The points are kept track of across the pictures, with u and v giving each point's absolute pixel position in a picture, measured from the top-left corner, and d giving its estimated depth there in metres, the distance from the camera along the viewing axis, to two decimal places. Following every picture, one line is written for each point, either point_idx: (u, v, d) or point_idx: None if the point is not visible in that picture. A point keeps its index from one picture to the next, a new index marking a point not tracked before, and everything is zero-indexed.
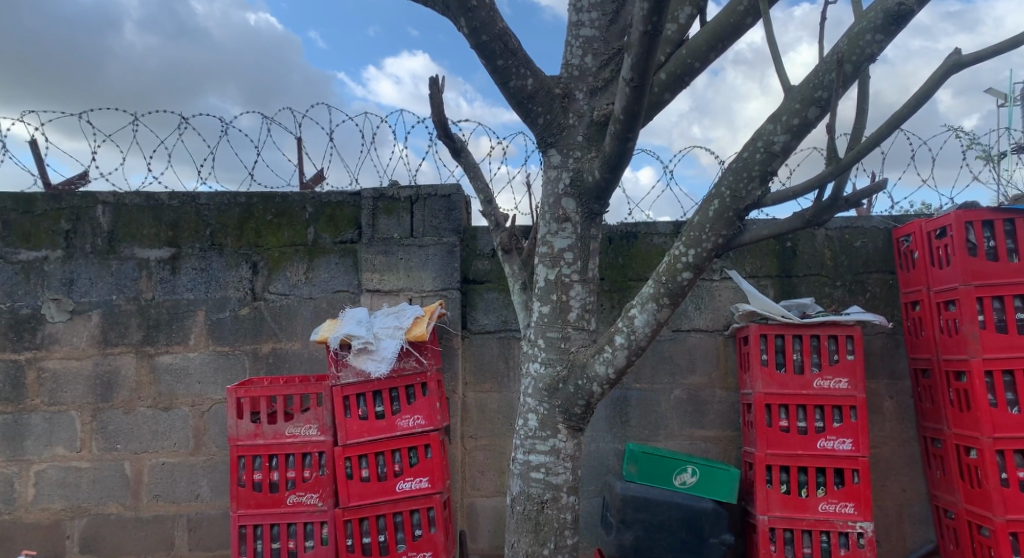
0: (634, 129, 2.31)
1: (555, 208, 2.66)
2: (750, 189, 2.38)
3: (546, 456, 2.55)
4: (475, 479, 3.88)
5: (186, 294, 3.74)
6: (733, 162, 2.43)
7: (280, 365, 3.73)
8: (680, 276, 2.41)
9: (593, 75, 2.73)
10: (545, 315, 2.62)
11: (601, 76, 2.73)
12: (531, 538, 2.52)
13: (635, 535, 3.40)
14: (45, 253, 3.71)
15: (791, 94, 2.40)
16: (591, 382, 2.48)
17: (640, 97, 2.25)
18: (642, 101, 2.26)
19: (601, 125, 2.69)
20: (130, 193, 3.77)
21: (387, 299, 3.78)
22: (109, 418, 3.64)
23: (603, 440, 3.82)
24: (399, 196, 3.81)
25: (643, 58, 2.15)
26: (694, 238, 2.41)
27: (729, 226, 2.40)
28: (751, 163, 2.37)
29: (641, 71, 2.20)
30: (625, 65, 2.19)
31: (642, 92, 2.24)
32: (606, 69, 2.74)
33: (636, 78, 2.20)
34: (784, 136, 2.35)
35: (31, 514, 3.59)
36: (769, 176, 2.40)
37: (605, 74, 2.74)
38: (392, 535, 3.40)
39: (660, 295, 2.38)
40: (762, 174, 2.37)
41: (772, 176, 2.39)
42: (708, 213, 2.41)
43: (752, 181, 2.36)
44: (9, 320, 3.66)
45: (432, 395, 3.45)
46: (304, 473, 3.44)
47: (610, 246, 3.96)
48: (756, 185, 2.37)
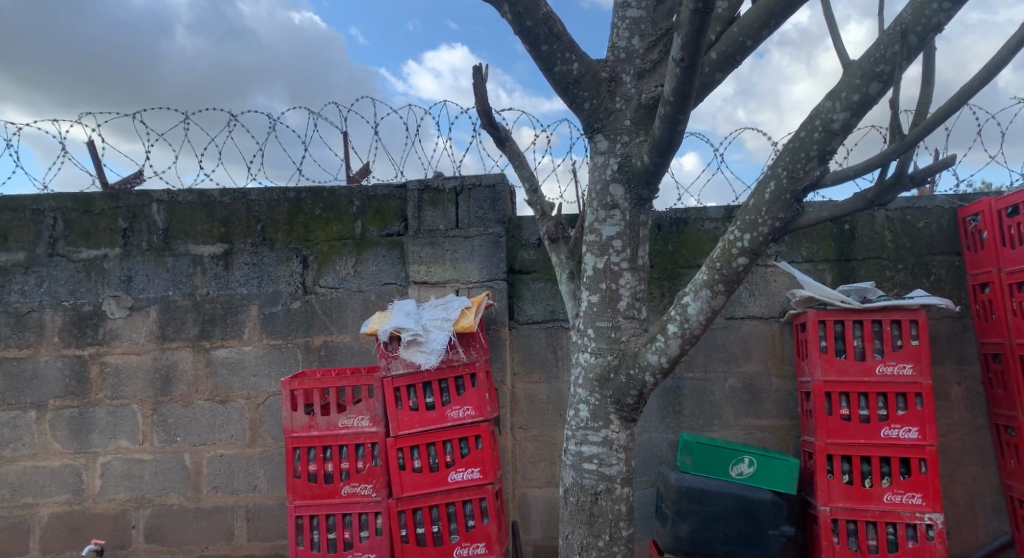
0: (685, 111, 2.26)
1: (603, 195, 2.61)
2: (808, 169, 2.30)
3: (599, 447, 2.52)
4: (526, 470, 3.85)
5: (240, 289, 3.80)
6: (789, 142, 2.35)
7: (332, 358, 3.77)
8: (735, 261, 2.34)
9: (641, 57, 2.68)
10: (594, 304, 2.58)
11: (649, 58, 2.68)
12: (585, 530, 2.51)
13: (692, 526, 3.33)
14: (104, 251, 3.81)
15: (850, 69, 2.31)
16: (643, 371, 2.42)
17: (690, 78, 2.19)
18: (693, 81, 2.20)
19: (649, 108, 2.63)
20: (183, 190, 3.84)
21: (434, 291, 3.78)
22: (168, 412, 3.72)
23: (656, 430, 3.75)
24: (443, 187, 3.80)
25: (693, 36, 2.10)
26: (750, 222, 2.34)
27: (786, 209, 2.33)
28: (809, 142, 2.28)
29: (692, 51, 2.14)
30: (675, 44, 2.14)
31: (693, 73, 2.18)
32: (655, 50, 2.68)
33: (687, 58, 2.14)
34: (843, 114, 2.26)
35: (99, 505, 3.68)
36: (828, 156, 2.31)
37: (653, 56, 2.68)
38: (445, 526, 3.41)
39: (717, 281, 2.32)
40: (821, 154, 2.29)
41: (832, 155, 2.30)
42: (764, 196, 2.34)
43: (811, 160, 2.27)
44: (73, 317, 3.75)
45: (481, 386, 3.44)
46: (358, 464, 3.47)
47: (659, 233, 3.87)
48: (815, 165, 2.29)
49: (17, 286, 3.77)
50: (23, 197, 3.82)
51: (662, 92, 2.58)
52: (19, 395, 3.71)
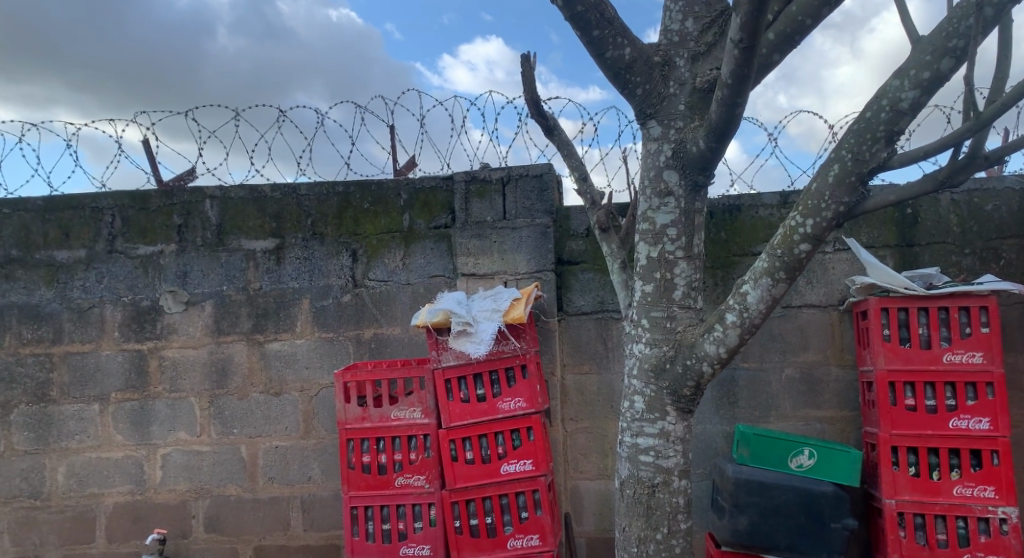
0: (744, 93, 2.20)
1: (656, 182, 2.56)
2: (874, 150, 2.19)
3: (655, 439, 2.47)
4: (577, 462, 3.80)
5: (292, 283, 3.84)
6: (854, 123, 2.24)
7: (382, 350, 3.79)
8: (798, 248, 2.26)
9: (695, 40, 2.61)
10: (648, 294, 2.53)
11: (703, 41, 2.60)
12: (643, 522, 2.47)
13: (750, 519, 3.25)
14: (160, 247, 3.88)
15: (920, 45, 2.20)
16: (701, 362, 2.36)
17: (749, 59, 2.13)
18: (752, 63, 2.14)
19: (705, 92, 2.56)
20: (235, 187, 3.89)
21: (482, 282, 3.76)
22: (225, 404, 3.78)
23: (710, 422, 3.69)
24: (490, 178, 3.78)
25: (753, 15, 2.03)
26: (812, 207, 2.24)
27: (851, 192, 2.23)
28: (875, 123, 2.17)
29: (751, 31, 2.07)
30: (733, 25, 2.08)
31: (753, 53, 2.12)
32: (709, 32, 2.61)
33: (746, 39, 2.08)
34: (912, 93, 2.14)
35: (160, 495, 3.76)
36: (896, 137, 2.20)
37: (707, 38, 2.60)
38: (498, 517, 3.40)
39: (780, 267, 2.24)
40: (888, 135, 2.18)
41: (900, 136, 2.19)
42: (827, 179, 2.24)
43: (878, 142, 2.17)
44: (132, 312, 3.83)
45: (531, 377, 3.41)
46: (410, 455, 3.48)
47: (711, 221, 3.79)
48: (882, 146, 2.19)
49: (79, 282, 3.86)
50: (82, 196, 3.90)
51: (719, 74, 2.51)
52: (83, 389, 3.80)
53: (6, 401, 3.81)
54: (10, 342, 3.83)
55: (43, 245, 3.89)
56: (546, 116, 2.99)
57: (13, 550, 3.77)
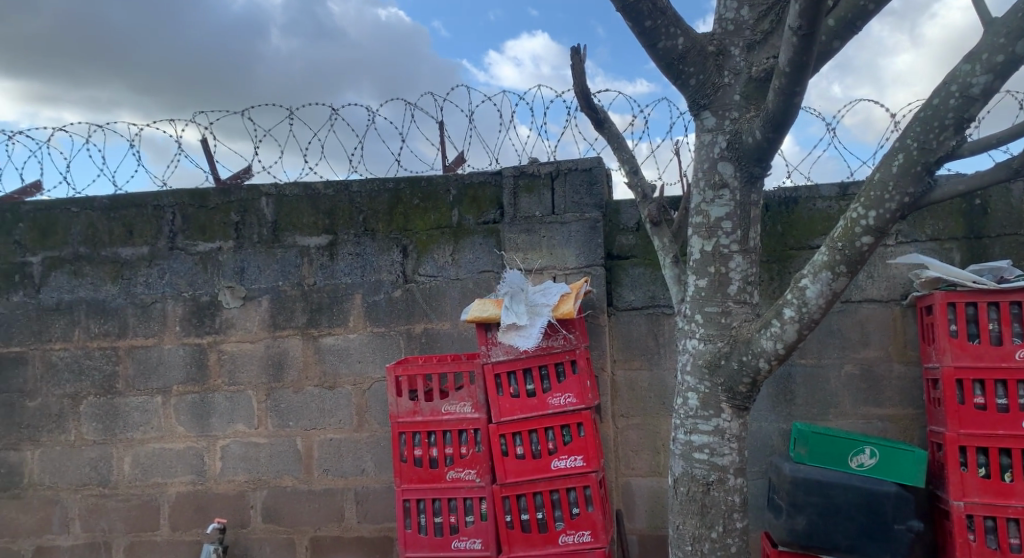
0: (802, 82, 2.14)
1: (710, 174, 2.51)
2: (942, 138, 2.09)
3: (710, 436, 2.42)
4: (629, 459, 3.76)
5: (344, 278, 3.90)
6: (920, 110, 2.14)
7: (432, 345, 3.82)
8: (859, 240, 2.16)
9: (751, 29, 2.54)
10: (702, 289, 2.48)
11: (759, 29, 2.54)
12: (697, 520, 2.43)
13: (809, 519, 3.16)
14: (219, 244, 3.98)
15: (993, 27, 2.08)
16: (757, 358, 2.29)
17: (808, 46, 2.07)
18: (812, 50, 2.08)
19: (761, 82, 2.49)
20: (290, 184, 3.97)
21: (531, 277, 3.75)
22: (281, 397, 3.86)
23: (765, 419, 3.61)
24: (539, 173, 3.77)
25: (813, 1, 1.97)
26: (875, 198, 2.14)
27: (917, 182, 2.13)
28: (942, 110, 2.08)
29: (810, 18, 2.01)
30: (791, 12, 2.02)
31: (812, 40, 2.05)
32: (765, 20, 2.54)
33: (805, 26, 2.02)
34: (984, 77, 2.04)
35: (220, 485, 3.87)
36: (966, 124, 2.10)
37: (763, 26, 2.54)
38: (549, 513, 3.38)
39: (841, 260, 2.14)
40: (957, 122, 2.08)
41: (970, 123, 2.09)
42: (891, 168, 2.15)
43: (946, 130, 2.07)
44: (192, 307, 3.95)
45: (582, 373, 3.38)
46: (461, 450, 3.49)
47: (767, 214, 3.71)
48: (950, 134, 2.08)
49: (142, 278, 3.99)
50: (145, 195, 4.03)
51: (776, 63, 2.44)
52: (146, 381, 3.94)
53: (75, 392, 3.96)
54: (79, 336, 3.99)
55: (109, 243, 4.04)
56: (596, 109, 2.97)
57: (83, 535, 3.93)
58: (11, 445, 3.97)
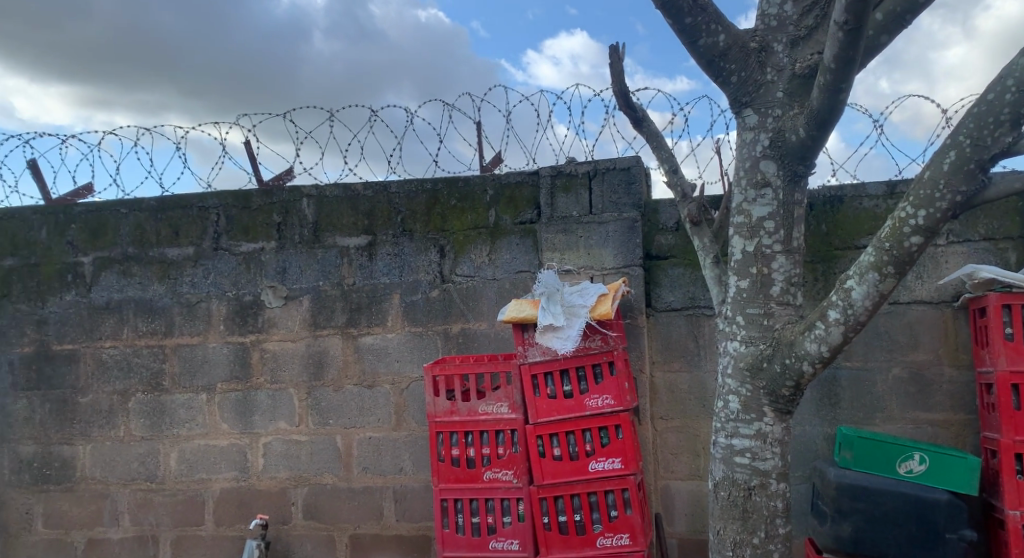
0: (849, 78, 2.08)
1: (752, 172, 2.45)
2: (997, 135, 2.01)
3: (752, 440, 2.37)
4: (668, 461, 3.72)
5: (383, 278, 3.93)
6: (973, 106, 2.06)
7: (469, 345, 3.83)
8: (908, 241, 2.07)
9: (795, 24, 2.49)
10: (744, 290, 2.43)
11: (803, 24, 2.48)
12: (738, 526, 2.38)
13: (855, 526, 3.08)
14: (262, 245, 4.06)
15: None
16: (800, 361, 2.22)
17: (855, 41, 2.01)
18: (858, 44, 2.02)
19: (805, 78, 2.43)
20: (330, 185, 4.03)
21: (569, 277, 3.73)
22: (321, 396, 3.92)
23: (809, 423, 3.52)
24: (577, 172, 3.75)
25: None
26: (925, 197, 2.06)
27: (970, 180, 2.04)
28: (998, 106, 1.99)
29: (857, 12, 1.95)
30: (837, 6, 1.96)
31: (859, 35, 1.99)
32: (809, 15, 2.48)
33: (852, 20, 1.96)
34: None
35: (262, 482, 3.94)
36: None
37: (807, 22, 2.48)
38: (587, 515, 3.36)
39: (889, 261, 2.05)
40: (1013, 118, 1.99)
41: None
42: (942, 166, 2.06)
43: (1001, 126, 1.98)
44: (236, 306, 4.03)
45: (620, 374, 3.35)
46: (498, 450, 3.49)
47: (811, 213, 3.62)
48: (1006, 130, 1.99)
49: (188, 278, 4.09)
50: (190, 196, 4.13)
51: (821, 58, 2.38)
52: (192, 379, 4.03)
53: (124, 389, 4.08)
54: (128, 334, 4.10)
55: (156, 243, 4.15)
56: (635, 108, 2.94)
57: (132, 529, 4.04)
58: (64, 440, 4.11)
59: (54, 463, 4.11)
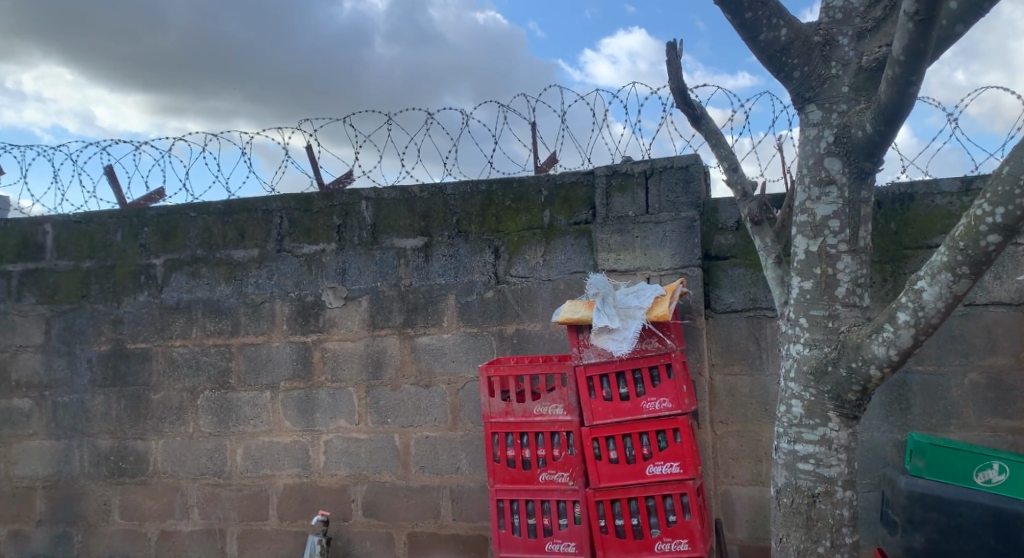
0: (920, 71, 1.99)
1: (816, 170, 2.38)
2: None
3: (816, 446, 2.30)
4: (728, 466, 3.64)
5: (439, 279, 3.97)
6: None
7: (524, 346, 3.83)
8: (984, 240, 1.93)
9: (861, 16, 2.40)
10: (807, 291, 2.36)
11: (871, 16, 2.39)
12: (802, 534, 2.31)
13: (928, 537, 2.95)
14: (322, 246, 4.15)
15: None
16: (868, 364, 2.14)
17: (926, 32, 1.92)
18: (930, 35, 1.93)
19: (873, 72, 2.34)
20: (387, 188, 4.09)
21: (624, 278, 3.70)
22: (380, 395, 3.98)
23: (878, 429, 3.39)
24: (633, 172, 3.71)
25: None
26: (1003, 194, 1.91)
27: None
28: None
29: (929, 1, 1.87)
30: None
31: (931, 25, 1.91)
32: (877, 7, 2.39)
33: (923, 10, 1.87)
34: None
35: (324, 479, 4.03)
36: None
37: (875, 13, 2.39)
38: (645, 519, 3.32)
39: (963, 260, 1.94)
40: None
41: None
42: (1022, 161, 1.92)
43: None
44: (298, 307, 4.14)
45: (677, 377, 3.29)
46: (554, 452, 3.47)
47: (879, 212, 3.49)
48: None
49: (253, 278, 4.22)
50: (255, 200, 4.26)
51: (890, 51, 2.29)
52: (257, 377, 4.16)
53: (193, 386, 4.24)
54: (197, 334, 4.26)
55: (223, 245, 4.29)
56: (693, 106, 2.89)
57: (201, 522, 4.19)
58: (138, 434, 4.29)
59: (129, 457, 4.30)
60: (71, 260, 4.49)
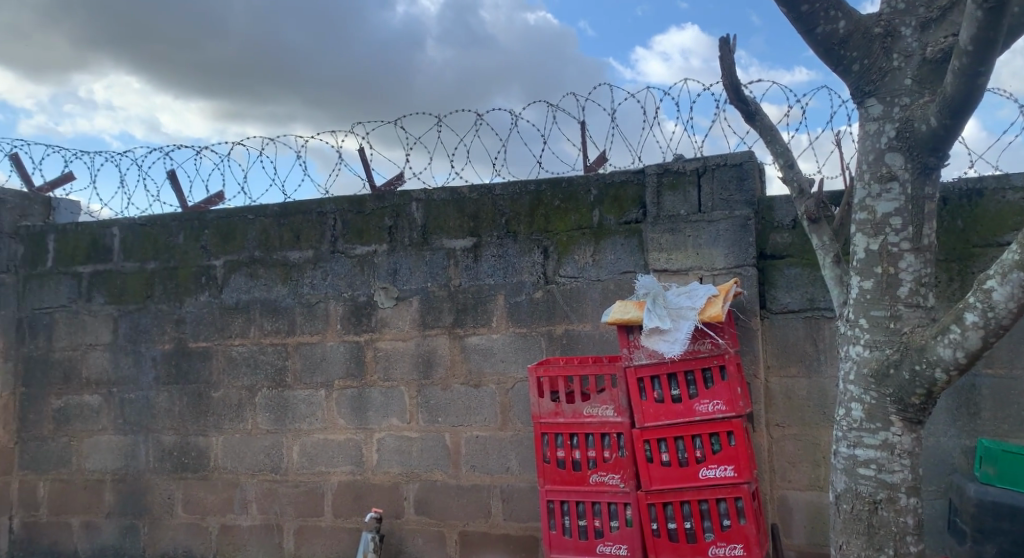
0: (989, 61, 1.91)
1: (876, 166, 2.30)
2: None
3: (877, 451, 2.22)
4: (785, 471, 3.55)
5: (488, 279, 3.99)
6: None
7: (574, 347, 3.81)
8: None
9: (925, 5, 2.31)
10: (868, 291, 2.28)
11: (936, 4, 2.30)
12: (863, 541, 2.24)
13: (1000, 549, 2.82)
14: (374, 247, 4.21)
15: None
16: (932, 368, 2.06)
17: (996, 20, 1.84)
18: (1000, 23, 1.85)
19: (938, 63, 2.25)
20: (437, 189, 4.13)
21: (676, 278, 3.64)
22: (431, 394, 4.02)
23: (944, 434, 3.27)
24: (685, 170, 3.65)
25: None
26: None
27: None
28: None
29: None
30: None
31: (1002, 13, 1.82)
32: None
33: None
34: None
35: (377, 476, 4.09)
36: None
37: (940, 2, 2.30)
38: (698, 523, 3.26)
39: None
40: None
41: None
42: None
43: None
44: (351, 307, 4.21)
45: (731, 379, 3.23)
46: (604, 454, 3.44)
47: (945, 208, 3.36)
48: None
49: (308, 279, 4.31)
50: (310, 202, 4.36)
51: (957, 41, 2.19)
52: (312, 375, 4.24)
53: (252, 384, 4.35)
54: (255, 333, 4.37)
55: (280, 246, 4.40)
56: (747, 102, 2.83)
57: (259, 517, 4.30)
58: (200, 431, 4.43)
59: (191, 453, 4.44)
60: (136, 261, 4.67)
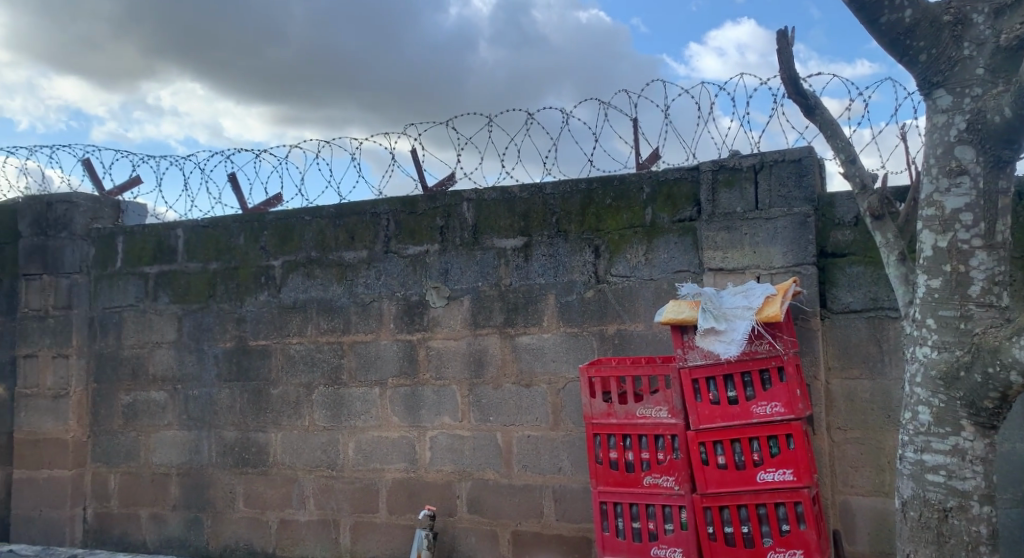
0: None
1: (945, 160, 2.20)
2: None
3: (946, 457, 2.13)
4: (847, 475, 3.44)
5: (539, 279, 3.98)
6: None
7: (626, 346, 3.77)
8: None
9: None
10: (936, 290, 2.19)
11: None
12: (932, 551, 2.14)
13: None
14: (426, 247, 4.25)
15: None
16: (1007, 370, 1.91)
17: None
18: None
19: (1014, 50, 2.14)
20: (488, 189, 4.14)
21: (731, 277, 3.57)
22: (482, 393, 4.04)
23: (1019, 440, 3.11)
24: (741, 166, 3.58)
25: None
26: None
27: None
28: None
29: None
30: None
31: None
32: None
33: None
34: None
35: (430, 474, 4.13)
36: None
37: None
38: (756, 527, 3.19)
39: None
40: None
41: None
42: None
43: None
44: (403, 306, 4.26)
45: (790, 381, 3.15)
46: (658, 455, 3.40)
47: (1021, 203, 3.20)
48: None
49: (362, 279, 4.38)
50: (364, 203, 4.43)
51: None
52: (366, 373, 4.31)
53: (309, 382, 4.45)
54: (311, 332, 4.47)
55: (335, 247, 4.48)
56: (806, 96, 2.75)
57: (316, 512, 4.39)
58: (259, 427, 4.55)
59: (251, 448, 4.56)
60: (199, 262, 4.83)
